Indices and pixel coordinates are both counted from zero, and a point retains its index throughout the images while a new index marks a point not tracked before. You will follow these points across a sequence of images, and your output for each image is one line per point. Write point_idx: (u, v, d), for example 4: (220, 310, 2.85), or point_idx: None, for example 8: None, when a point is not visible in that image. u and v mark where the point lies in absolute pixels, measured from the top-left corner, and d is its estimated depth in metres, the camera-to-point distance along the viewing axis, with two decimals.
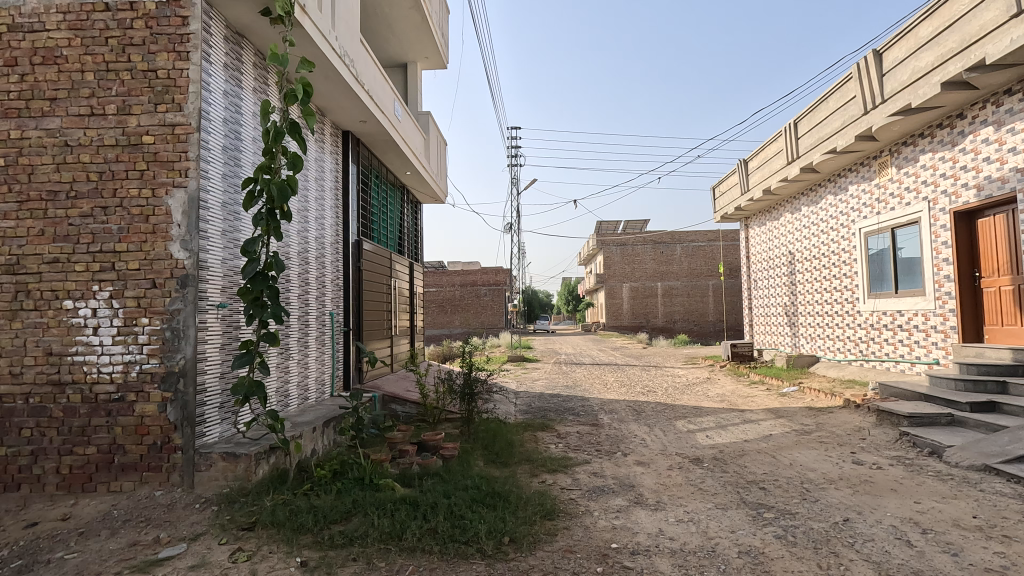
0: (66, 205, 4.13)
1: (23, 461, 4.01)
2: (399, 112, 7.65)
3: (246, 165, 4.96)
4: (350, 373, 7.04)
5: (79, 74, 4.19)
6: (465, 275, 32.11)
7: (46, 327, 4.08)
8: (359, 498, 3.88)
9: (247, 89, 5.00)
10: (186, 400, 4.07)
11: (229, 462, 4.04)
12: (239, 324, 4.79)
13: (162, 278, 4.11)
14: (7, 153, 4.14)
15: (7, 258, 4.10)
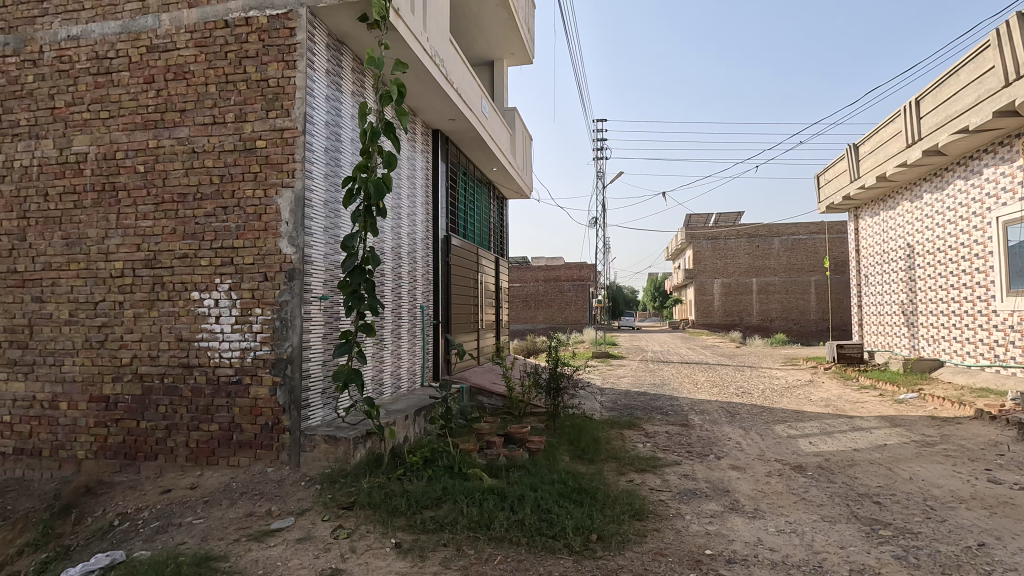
0: (193, 206, 4.59)
1: (160, 435, 4.52)
2: (486, 109, 7.77)
3: (345, 165, 5.25)
4: (439, 364, 7.25)
5: (203, 87, 4.63)
6: (549, 271, 32.09)
7: (178, 316, 4.57)
8: (449, 486, 4.00)
9: (347, 94, 5.28)
10: (293, 384, 4.39)
11: (331, 445, 4.29)
12: (340, 316, 5.07)
13: (272, 272, 4.45)
14: (146, 161, 4.67)
15: (146, 254, 4.63)
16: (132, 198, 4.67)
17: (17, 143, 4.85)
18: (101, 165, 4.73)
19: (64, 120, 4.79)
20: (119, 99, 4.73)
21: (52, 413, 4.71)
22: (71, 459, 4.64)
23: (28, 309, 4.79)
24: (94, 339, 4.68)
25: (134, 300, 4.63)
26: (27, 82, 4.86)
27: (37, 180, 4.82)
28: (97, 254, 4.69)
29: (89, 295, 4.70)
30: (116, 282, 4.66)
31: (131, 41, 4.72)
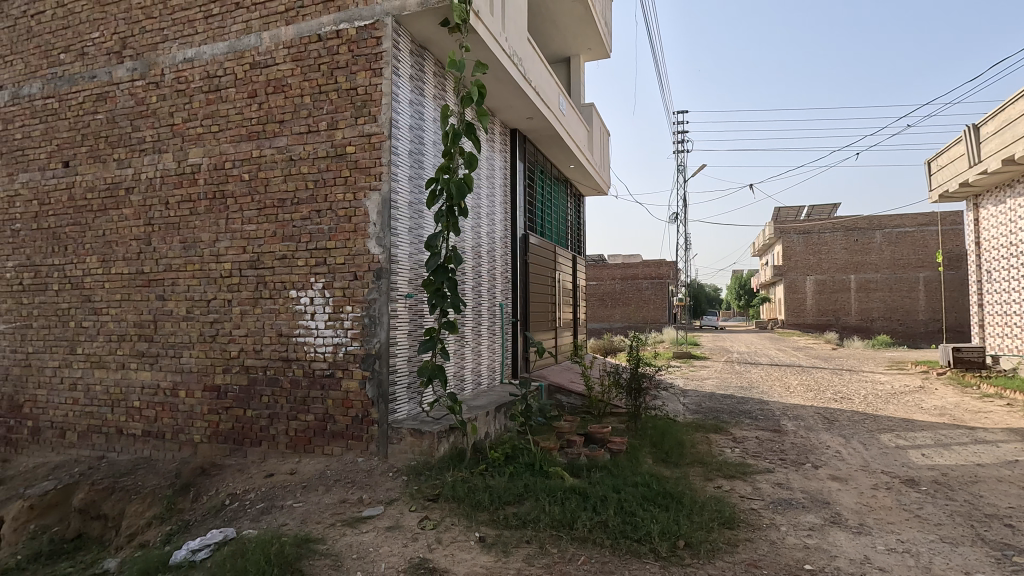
0: (291, 210, 4.90)
1: (263, 422, 4.88)
2: (564, 106, 7.73)
3: (428, 167, 5.40)
4: (518, 362, 7.30)
5: (299, 98, 4.94)
6: (627, 268, 31.40)
7: (278, 313, 4.91)
8: (531, 483, 4.01)
9: (430, 97, 5.43)
10: (381, 378, 4.58)
11: (416, 438, 4.44)
12: (425, 314, 5.23)
13: (362, 271, 4.67)
14: (250, 170, 5.05)
15: (250, 255, 5.01)
16: (238, 204, 5.07)
17: (143, 158, 5.41)
18: (212, 174, 5.17)
19: (182, 135, 5.29)
20: (227, 113, 5.15)
21: (173, 400, 5.21)
22: (189, 442, 5.12)
23: (153, 306, 5.34)
24: (207, 333, 5.13)
25: (241, 298, 5.03)
26: (151, 101, 5.41)
27: (159, 190, 5.35)
28: (209, 256, 5.14)
29: (203, 294, 5.16)
30: (226, 281, 5.08)
31: (237, 59, 5.13)
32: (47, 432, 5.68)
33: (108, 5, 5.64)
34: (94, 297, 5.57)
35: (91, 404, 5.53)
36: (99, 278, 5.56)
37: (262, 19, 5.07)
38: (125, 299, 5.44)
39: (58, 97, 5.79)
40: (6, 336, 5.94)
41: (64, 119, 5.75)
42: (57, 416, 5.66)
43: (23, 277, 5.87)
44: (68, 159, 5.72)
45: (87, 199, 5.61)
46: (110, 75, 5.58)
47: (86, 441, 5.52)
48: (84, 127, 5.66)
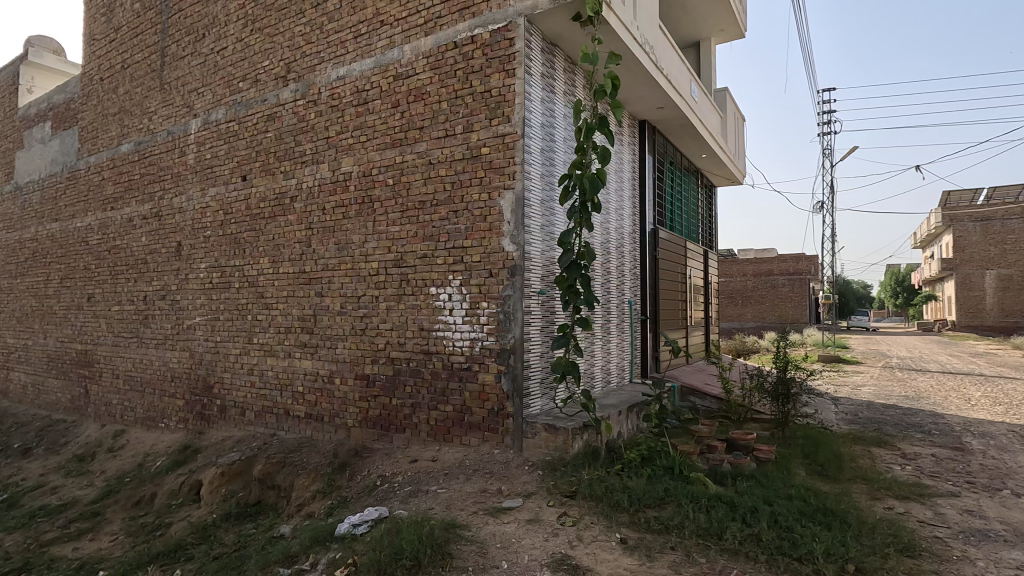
0: (431, 212, 5.17)
1: (407, 411, 5.21)
2: (696, 92, 7.33)
3: (559, 164, 5.39)
4: (648, 361, 7.06)
5: (437, 105, 5.18)
6: (759, 264, 29.16)
7: (420, 309, 5.21)
8: (672, 488, 3.85)
9: (560, 94, 5.42)
10: (516, 373, 4.67)
11: (550, 434, 4.46)
12: (557, 311, 5.24)
13: (497, 268, 4.79)
14: (394, 175, 5.41)
15: (395, 255, 5.37)
16: (384, 207, 5.46)
17: (305, 169, 6.05)
18: (361, 181, 5.62)
19: (336, 146, 5.82)
20: (373, 124, 5.57)
21: (330, 386, 5.77)
22: (343, 426, 5.63)
23: (313, 301, 5.94)
24: (358, 327, 5.60)
25: (387, 294, 5.42)
26: (310, 118, 6.02)
27: (318, 197, 5.93)
28: (360, 256, 5.60)
29: (355, 291, 5.64)
30: (374, 279, 5.50)
31: (383, 73, 5.52)
32: (231, 410, 6.57)
33: (276, 35, 6.37)
34: (266, 294, 6.33)
35: (264, 387, 6.30)
36: (270, 277, 6.31)
37: (404, 33, 5.40)
38: (290, 295, 6.12)
39: (237, 120, 6.67)
40: (200, 327, 6.97)
41: (242, 138, 6.61)
42: (238, 397, 6.53)
43: (213, 276, 6.85)
44: (245, 173, 6.56)
45: (261, 207, 6.41)
46: (278, 97, 6.30)
47: (260, 419, 6.31)
48: (258, 144, 6.45)
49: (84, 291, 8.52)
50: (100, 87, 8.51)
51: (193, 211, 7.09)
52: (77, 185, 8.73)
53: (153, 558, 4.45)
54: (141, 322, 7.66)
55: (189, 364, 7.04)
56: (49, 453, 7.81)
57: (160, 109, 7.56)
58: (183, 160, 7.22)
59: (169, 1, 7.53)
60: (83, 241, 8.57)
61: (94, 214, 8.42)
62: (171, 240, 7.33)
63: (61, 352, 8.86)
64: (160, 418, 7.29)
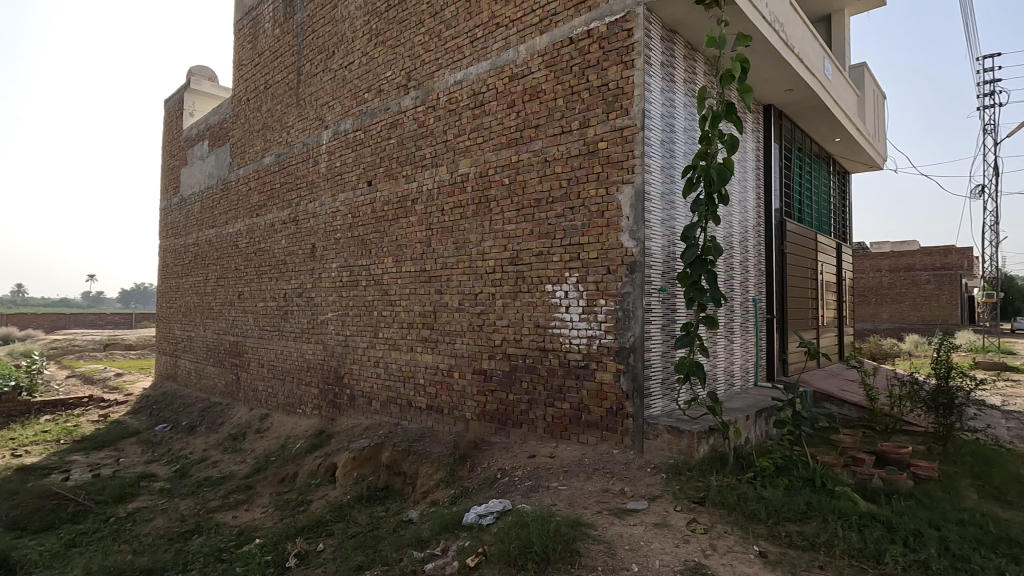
0: (547, 209, 5.18)
1: (524, 406, 5.28)
2: (830, 70, 6.70)
3: (680, 156, 5.16)
4: (775, 363, 6.56)
5: (552, 102, 5.18)
6: (897, 258, 26.09)
7: (536, 305, 5.24)
8: (815, 501, 3.54)
9: (681, 83, 5.19)
10: (635, 372, 4.55)
11: (674, 436, 4.30)
12: (678, 309, 5.03)
13: (615, 265, 4.69)
14: (510, 175, 5.48)
15: (511, 253, 5.45)
16: (500, 206, 5.56)
17: (425, 172, 6.33)
18: (478, 181, 5.77)
19: (454, 148, 6.03)
20: (489, 125, 5.70)
21: (449, 379, 6.00)
22: (462, 418, 5.83)
23: (433, 298, 6.21)
24: (476, 323, 5.77)
25: (503, 291, 5.52)
26: (430, 123, 6.29)
27: (437, 199, 6.19)
28: (477, 254, 5.76)
29: (472, 288, 5.81)
30: (491, 277, 5.63)
31: (499, 75, 5.62)
32: (359, 399, 7.07)
33: (397, 46, 6.73)
34: (390, 291, 6.73)
35: (389, 379, 6.70)
36: (393, 275, 6.70)
37: (520, 33, 5.46)
38: (412, 292, 6.45)
39: (363, 129, 7.15)
40: (332, 322, 7.57)
41: (368, 146, 7.07)
42: (365, 387, 7.01)
43: (343, 275, 7.41)
44: (370, 178, 7.01)
45: (385, 210, 6.81)
46: (400, 105, 6.66)
47: (385, 409, 6.72)
48: (382, 151, 6.87)
49: (235, 289, 9.61)
50: (247, 107, 9.54)
51: (325, 215, 7.72)
52: (229, 194, 9.86)
53: (299, 531, 4.89)
54: (282, 316, 8.49)
55: (323, 355, 7.68)
56: (210, 431, 8.91)
57: (297, 123, 8.31)
58: (317, 168, 7.88)
59: (304, 24, 8.26)
60: (234, 244, 9.66)
61: (243, 220, 9.46)
62: (306, 242, 8.04)
63: (217, 342, 10.07)
64: (299, 404, 8.04)
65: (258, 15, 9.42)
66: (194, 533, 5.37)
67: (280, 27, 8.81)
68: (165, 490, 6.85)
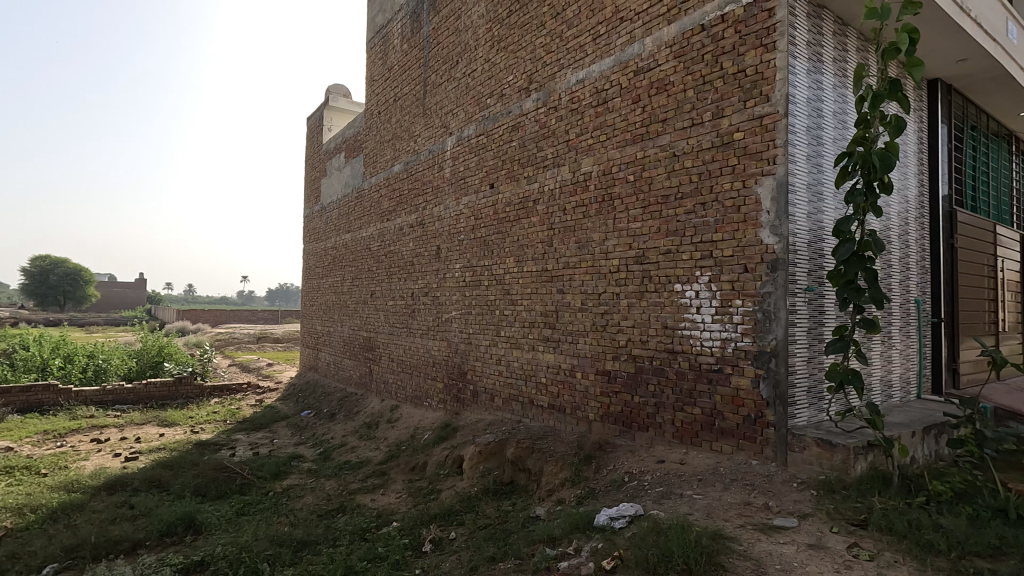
0: (676, 206, 4.96)
1: (650, 410, 5.11)
2: (1015, 34, 5.74)
3: (828, 143, 4.70)
4: (942, 374, 5.76)
5: (682, 93, 4.96)
6: None
7: (664, 306, 5.04)
8: (1011, 537, 3.04)
9: (830, 62, 4.72)
10: (778, 379, 4.21)
11: (825, 450, 3.93)
12: (827, 310, 4.58)
13: (754, 263, 4.38)
14: (636, 171, 5.34)
15: (637, 251, 5.30)
16: (625, 204, 5.43)
17: (546, 173, 6.38)
18: (601, 180, 5.69)
19: (576, 148, 6.00)
20: (613, 122, 5.60)
21: (571, 379, 5.99)
22: (585, 419, 5.80)
23: (555, 298, 6.24)
24: (599, 323, 5.69)
25: (628, 291, 5.38)
26: (552, 123, 6.32)
27: (559, 199, 6.21)
28: (600, 253, 5.68)
29: (595, 288, 5.75)
30: (615, 276, 5.52)
31: (623, 70, 5.50)
32: (482, 396, 7.30)
33: (519, 50, 6.86)
34: (512, 291, 6.87)
35: (511, 376, 6.85)
36: (515, 275, 6.83)
37: (646, 26, 5.31)
38: (534, 292, 6.53)
39: (486, 133, 7.37)
40: (456, 320, 7.90)
41: (490, 149, 7.27)
42: (488, 384, 7.23)
43: (466, 275, 7.70)
44: (492, 181, 7.21)
45: (507, 212, 6.97)
46: (521, 108, 6.78)
47: (508, 406, 6.88)
48: (504, 154, 7.03)
49: (368, 288, 10.40)
50: (378, 119, 10.26)
51: (449, 218, 8.07)
52: (363, 202, 10.69)
53: (433, 518, 5.15)
54: (409, 314, 9.03)
55: (448, 352, 8.04)
56: (347, 419, 9.72)
57: (423, 131, 8.79)
58: (442, 174, 8.27)
59: (430, 37, 8.71)
60: (367, 247, 10.45)
61: (375, 224, 10.20)
62: (432, 244, 8.47)
63: (352, 337, 10.96)
64: (425, 397, 8.49)
65: (388, 33, 10.10)
66: (339, 511, 5.88)
67: (408, 42, 9.37)
68: (312, 470, 7.58)
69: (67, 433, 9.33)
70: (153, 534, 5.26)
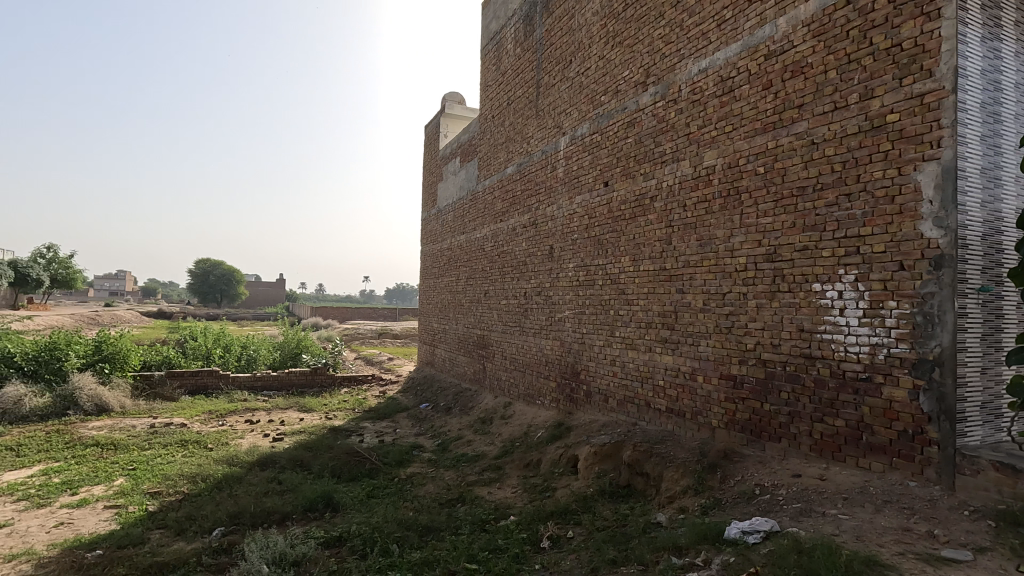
0: (814, 198, 4.56)
1: (783, 419, 4.75)
2: None
3: (1009, 121, 4.05)
4: None
5: (822, 75, 4.54)
6: None
7: (799, 307, 4.65)
8: None
9: (1010, 26, 4.06)
10: (943, 391, 3.71)
11: (1005, 476, 3.40)
12: (1007, 314, 3.95)
13: (911, 260, 3.89)
14: (766, 163, 4.99)
15: (767, 248, 4.95)
16: (753, 198, 5.10)
17: (665, 168, 6.17)
18: (727, 173, 5.38)
19: (698, 141, 5.73)
20: (740, 111, 5.27)
21: (692, 383, 5.73)
22: (707, 425, 5.52)
23: (674, 298, 6.01)
24: (723, 325, 5.39)
25: (757, 291, 5.04)
26: (671, 117, 6.10)
27: (678, 194, 5.97)
28: (725, 251, 5.38)
29: (719, 287, 5.45)
30: (741, 275, 5.19)
31: (752, 55, 5.16)
32: (596, 396, 7.23)
33: (635, 44, 6.70)
34: (627, 290, 6.73)
35: (626, 378, 6.71)
36: (631, 274, 6.69)
37: (778, 5, 4.93)
38: (651, 292, 6.35)
39: (600, 131, 7.28)
40: (569, 320, 7.90)
41: (605, 147, 7.18)
42: (602, 385, 7.14)
43: (580, 274, 7.67)
44: (607, 179, 7.11)
45: (622, 210, 6.84)
46: (638, 104, 6.61)
47: (622, 408, 6.75)
48: (619, 151, 6.91)
49: (482, 288, 10.74)
50: (492, 123, 10.54)
51: (562, 218, 8.09)
52: (477, 204, 11.06)
53: (550, 515, 5.19)
54: (522, 313, 9.18)
55: (560, 351, 8.06)
56: (463, 413, 10.12)
57: (536, 132, 8.89)
58: (555, 174, 8.31)
59: (543, 39, 8.79)
60: (481, 248, 10.80)
61: (488, 226, 10.52)
62: (545, 244, 8.54)
63: (467, 335, 11.38)
64: (538, 396, 8.59)
65: (501, 39, 10.36)
66: (459, 501, 6.13)
67: (521, 45, 9.55)
68: (432, 460, 7.98)
69: (226, 414, 10.66)
70: (299, 508, 5.84)
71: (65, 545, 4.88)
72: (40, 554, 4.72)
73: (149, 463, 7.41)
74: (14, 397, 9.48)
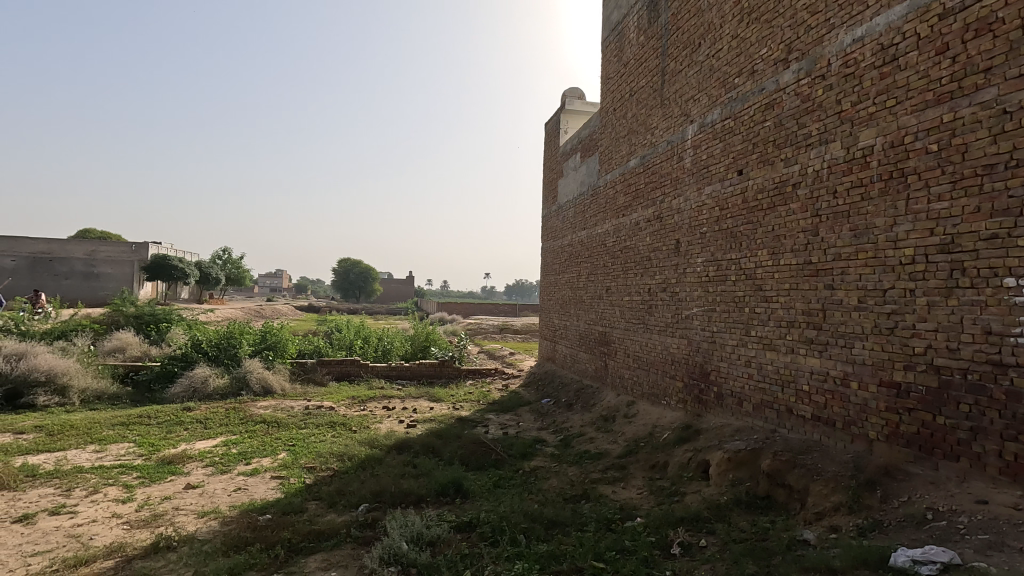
0: (1006, 176, 3.86)
1: (963, 435, 4.10)
2: None
3: None
4: None
5: (1019, 31, 3.82)
6: None
7: (986, 305, 3.97)
8: None
9: None
10: None
11: None
12: None
13: None
14: (941, 138, 4.32)
15: (942, 238, 4.29)
16: (923, 180, 4.45)
17: (810, 152, 5.61)
18: (889, 153, 4.75)
19: (852, 119, 5.13)
20: (906, 82, 4.62)
21: (844, 389, 5.16)
22: (863, 437, 4.94)
23: (822, 295, 5.45)
24: (884, 325, 4.78)
25: (928, 288, 4.39)
26: (818, 95, 5.53)
27: (827, 180, 5.40)
28: (886, 242, 4.76)
29: (878, 283, 4.84)
30: (907, 268, 4.56)
31: (921, 16, 4.49)
32: (728, 399, 6.80)
33: (775, 19, 6.16)
34: (765, 287, 6.24)
35: (764, 380, 6.23)
36: (769, 269, 6.18)
37: None
38: (794, 288, 5.82)
39: (733, 116, 6.82)
40: (698, 317, 7.51)
41: (739, 133, 6.70)
42: (735, 387, 6.70)
43: (710, 269, 7.25)
44: (741, 167, 6.65)
45: (758, 199, 6.35)
46: (778, 83, 6.08)
47: (760, 412, 6.28)
48: (755, 136, 6.41)
49: (604, 284, 10.60)
50: (613, 116, 10.34)
51: (690, 210, 7.72)
52: (598, 199, 10.95)
53: (680, 520, 4.99)
54: (646, 310, 8.92)
55: (688, 350, 7.70)
56: (585, 410, 10.07)
57: (661, 123, 8.56)
58: (682, 165, 7.94)
59: (668, 24, 8.42)
60: (603, 243, 10.67)
61: (610, 221, 10.35)
62: (671, 238, 8.21)
63: (588, 332, 11.32)
64: (663, 396, 8.30)
65: (623, 29, 10.11)
66: (583, 497, 6.11)
67: (644, 34, 9.24)
68: (555, 455, 8.04)
69: (367, 400, 11.65)
70: (432, 492, 6.21)
71: (242, 507, 5.66)
72: (224, 513, 5.52)
73: (304, 441, 8.33)
74: (202, 377, 11.19)
